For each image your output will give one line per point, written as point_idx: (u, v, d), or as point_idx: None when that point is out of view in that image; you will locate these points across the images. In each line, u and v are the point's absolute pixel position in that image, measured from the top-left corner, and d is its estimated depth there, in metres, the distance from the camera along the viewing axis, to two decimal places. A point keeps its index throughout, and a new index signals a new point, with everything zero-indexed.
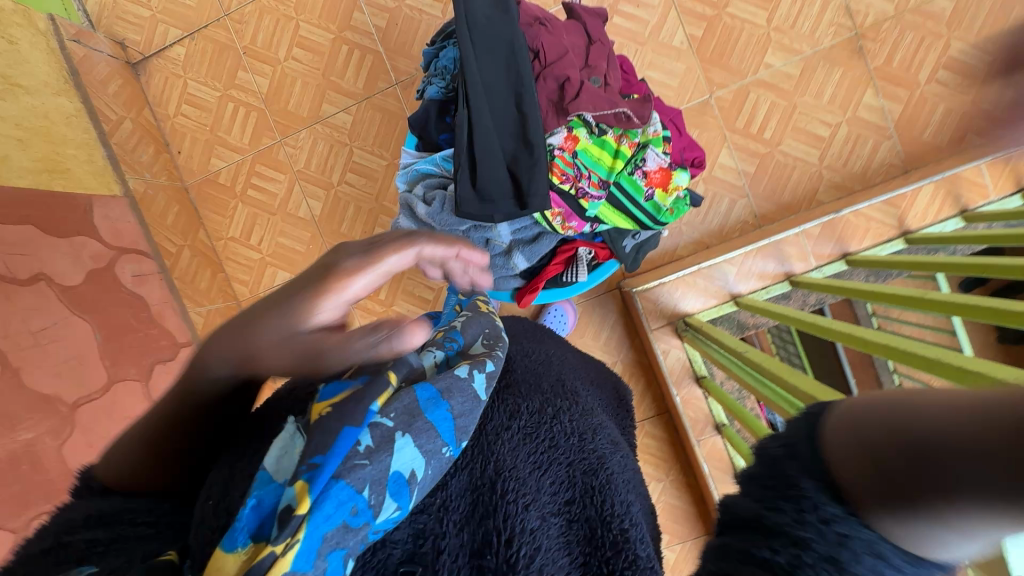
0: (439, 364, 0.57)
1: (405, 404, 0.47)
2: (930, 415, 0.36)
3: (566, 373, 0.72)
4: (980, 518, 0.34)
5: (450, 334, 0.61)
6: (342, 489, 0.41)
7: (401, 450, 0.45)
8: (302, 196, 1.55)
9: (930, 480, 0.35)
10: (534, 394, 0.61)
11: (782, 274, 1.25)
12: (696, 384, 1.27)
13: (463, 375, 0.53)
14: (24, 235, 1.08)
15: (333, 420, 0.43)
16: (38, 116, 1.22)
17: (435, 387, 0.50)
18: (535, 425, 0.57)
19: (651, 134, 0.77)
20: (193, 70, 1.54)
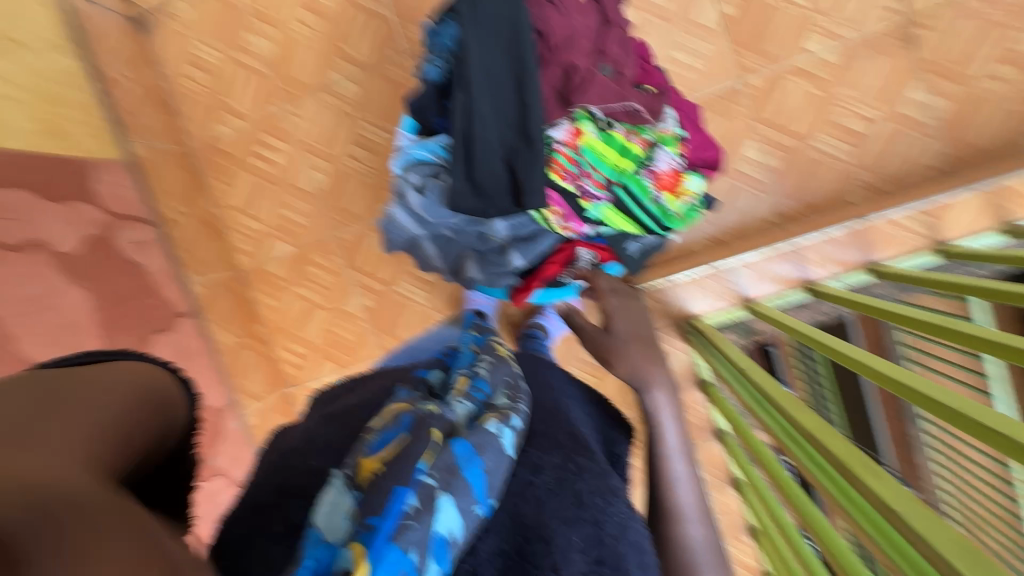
0: (469, 416, 0.60)
1: (445, 462, 0.51)
2: (650, 496, 0.74)
3: (576, 417, 0.70)
4: (677, 504, 0.71)
5: (476, 385, 0.64)
6: (394, 549, 0.44)
7: (443, 510, 0.48)
8: (306, 168, 1.50)
9: (662, 510, 0.71)
10: (554, 447, 0.60)
11: (799, 280, 1.18)
12: (698, 388, 1.23)
13: (493, 431, 0.56)
14: (18, 199, 1.08)
15: (385, 482, 0.48)
16: (35, 75, 1.20)
17: (469, 443, 0.53)
18: (559, 483, 0.55)
19: (663, 132, 0.71)
20: (197, 30, 1.48)
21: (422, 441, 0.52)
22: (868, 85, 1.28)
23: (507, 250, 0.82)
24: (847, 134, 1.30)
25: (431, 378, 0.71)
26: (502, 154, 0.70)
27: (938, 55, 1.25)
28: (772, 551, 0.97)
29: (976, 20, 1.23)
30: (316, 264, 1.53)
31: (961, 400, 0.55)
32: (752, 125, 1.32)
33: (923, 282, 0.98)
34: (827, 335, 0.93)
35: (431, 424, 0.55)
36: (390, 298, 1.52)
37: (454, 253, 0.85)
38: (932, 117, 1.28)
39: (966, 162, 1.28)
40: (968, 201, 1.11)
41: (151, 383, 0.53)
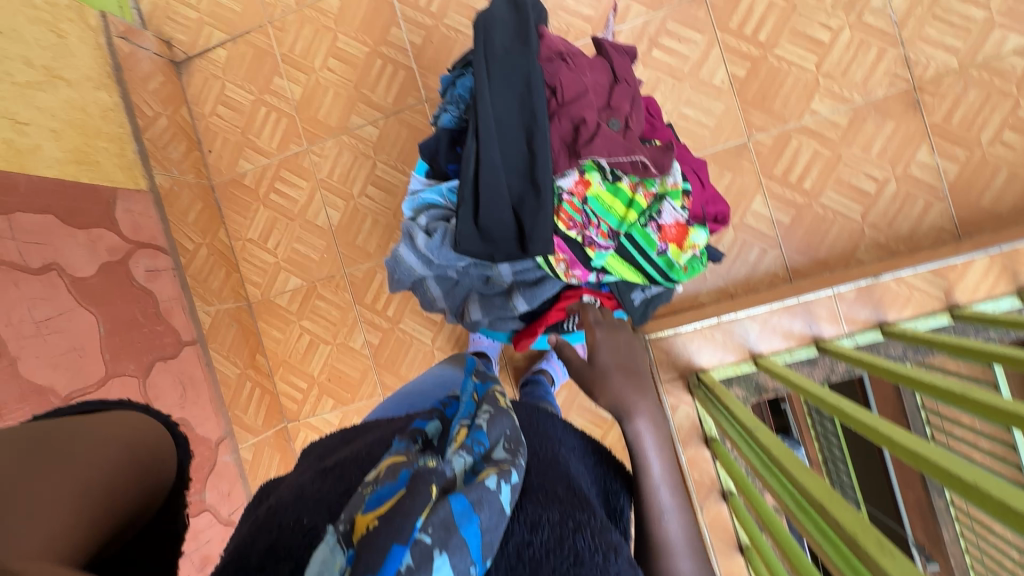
0: (467, 471, 0.56)
1: (442, 516, 0.47)
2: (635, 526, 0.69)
3: (578, 471, 0.66)
4: (665, 537, 0.66)
5: (475, 436, 0.59)
6: None
7: (438, 570, 0.45)
8: (322, 205, 1.54)
9: (650, 543, 0.66)
10: (554, 503, 0.56)
11: (809, 337, 1.16)
12: (705, 444, 1.18)
13: (492, 486, 0.52)
14: (41, 224, 1.12)
15: (381, 537, 0.44)
16: (74, 108, 1.27)
17: (467, 497, 0.49)
18: (558, 541, 0.52)
19: (669, 186, 0.70)
20: (232, 73, 1.57)
21: (422, 495, 0.47)
22: (877, 147, 1.30)
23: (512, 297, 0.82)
24: (857, 193, 1.31)
25: (429, 429, 0.66)
26: (509, 201, 0.72)
27: (946, 121, 1.27)
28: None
29: (983, 90, 1.26)
30: (324, 299, 1.55)
31: (978, 473, 0.54)
32: (761, 181, 1.34)
33: (937, 345, 0.95)
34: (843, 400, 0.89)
35: (429, 478, 0.50)
36: (395, 336, 1.52)
37: (458, 295, 0.85)
38: (942, 181, 1.28)
39: (978, 226, 1.27)
40: (982, 265, 1.10)
41: (139, 430, 0.46)
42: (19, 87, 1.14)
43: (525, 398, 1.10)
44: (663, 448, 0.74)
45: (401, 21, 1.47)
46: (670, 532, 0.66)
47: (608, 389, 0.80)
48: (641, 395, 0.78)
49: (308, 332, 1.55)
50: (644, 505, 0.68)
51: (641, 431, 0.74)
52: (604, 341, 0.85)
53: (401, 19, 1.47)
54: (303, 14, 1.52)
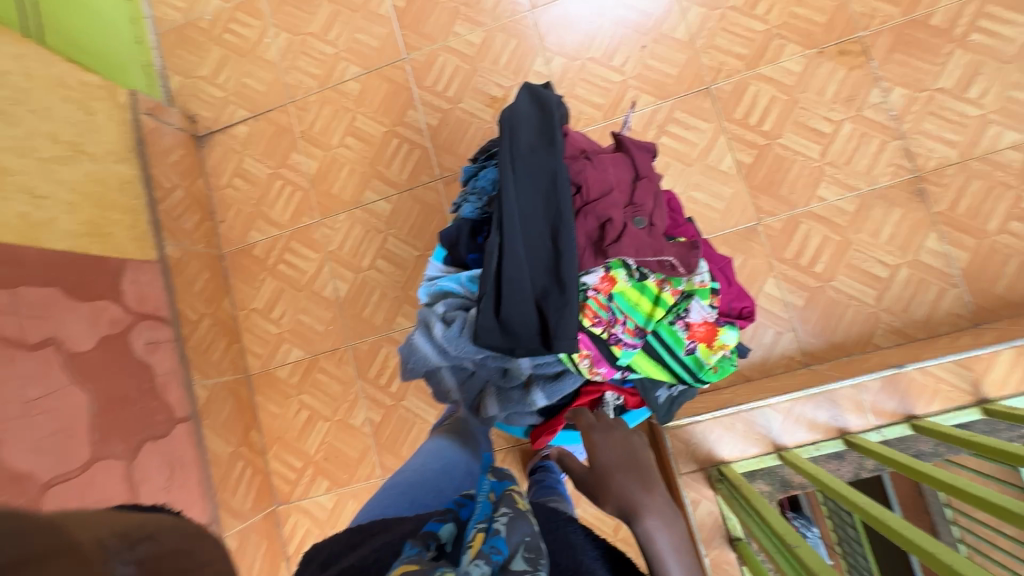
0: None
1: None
2: None
3: None
4: None
5: (493, 541, 0.57)
6: None
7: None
8: (330, 277, 1.53)
9: None
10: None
11: (835, 429, 1.10)
12: (729, 546, 1.09)
13: None
14: (45, 297, 1.10)
15: None
16: (94, 181, 1.28)
17: None
18: None
19: (697, 285, 0.70)
20: (251, 148, 1.61)
21: None
22: (885, 234, 1.31)
23: (533, 393, 0.78)
24: (869, 278, 1.31)
25: (444, 532, 0.62)
26: (533, 295, 0.70)
27: (952, 210, 1.29)
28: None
29: (985, 181, 1.29)
30: (325, 372, 1.50)
31: None
32: (772, 263, 1.34)
33: (963, 443, 0.91)
34: (864, 500, 0.86)
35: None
36: (397, 414, 1.46)
37: (474, 387, 0.81)
38: (953, 268, 1.28)
39: (994, 314, 1.26)
40: (1007, 358, 1.08)
41: None
42: (42, 162, 1.16)
43: (537, 489, 1.03)
44: (683, 553, 0.66)
45: (418, 104, 1.54)
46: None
47: (617, 491, 0.74)
48: (656, 496, 0.72)
49: (306, 407, 1.49)
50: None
51: (652, 532, 0.68)
52: (611, 442, 0.79)
53: (419, 102, 1.54)
54: (325, 95, 1.59)
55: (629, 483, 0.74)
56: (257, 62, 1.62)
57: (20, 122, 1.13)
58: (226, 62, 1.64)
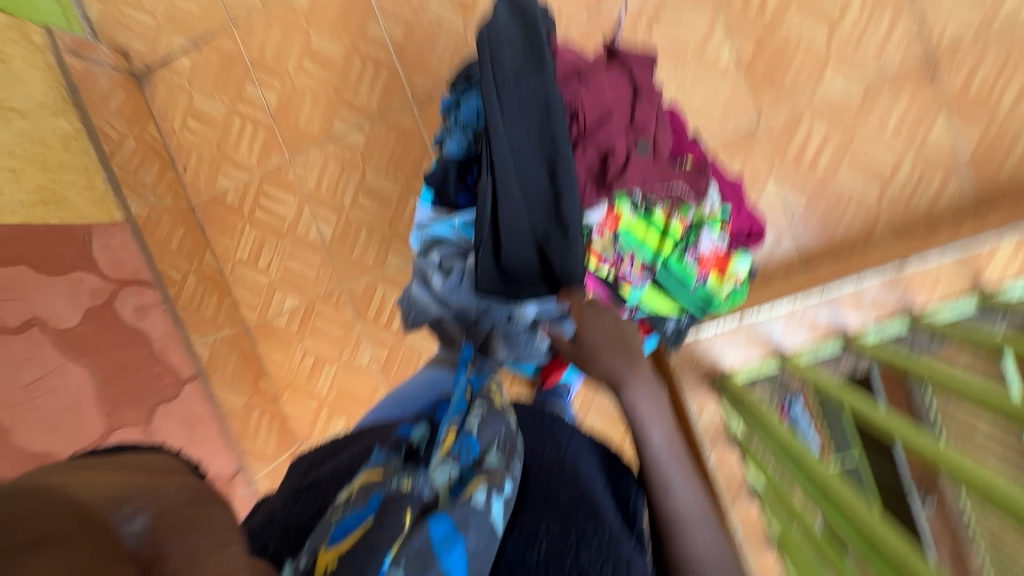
0: (454, 481, 0.56)
1: (418, 546, 0.47)
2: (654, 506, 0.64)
3: (586, 470, 0.64)
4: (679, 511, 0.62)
5: (463, 443, 0.59)
6: None
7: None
8: (312, 220, 1.45)
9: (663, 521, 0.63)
10: (548, 508, 0.58)
11: (834, 330, 1.12)
12: (732, 444, 1.16)
13: (480, 504, 0.52)
14: (14, 277, 1.03)
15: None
16: (33, 141, 1.16)
17: (451, 519, 0.50)
18: (557, 553, 0.54)
19: (707, 214, 0.67)
20: (199, 83, 1.45)
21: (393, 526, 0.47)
22: (892, 123, 1.24)
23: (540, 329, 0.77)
24: (873, 172, 1.26)
25: (415, 436, 0.66)
26: (532, 239, 0.66)
27: (964, 90, 1.21)
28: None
29: (1002, 54, 1.19)
30: (323, 317, 1.48)
31: (985, 472, 0.61)
32: (773, 165, 1.28)
33: (955, 334, 0.93)
34: (852, 395, 0.92)
35: (401, 503, 0.50)
36: (402, 351, 1.47)
37: (481, 334, 0.77)
38: (960, 154, 1.23)
39: (998, 199, 1.23)
40: (1010, 247, 1.08)
41: None
42: None
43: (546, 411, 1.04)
44: (665, 418, 0.67)
45: (378, 14, 1.36)
46: (677, 496, 0.63)
47: (604, 370, 0.67)
48: (641, 365, 0.68)
49: (310, 352, 1.49)
50: (647, 473, 0.65)
51: (636, 400, 0.66)
52: (595, 320, 0.67)
53: (378, 12, 1.36)
54: (270, 12, 1.39)
55: (616, 360, 0.67)
56: None
57: None
58: None
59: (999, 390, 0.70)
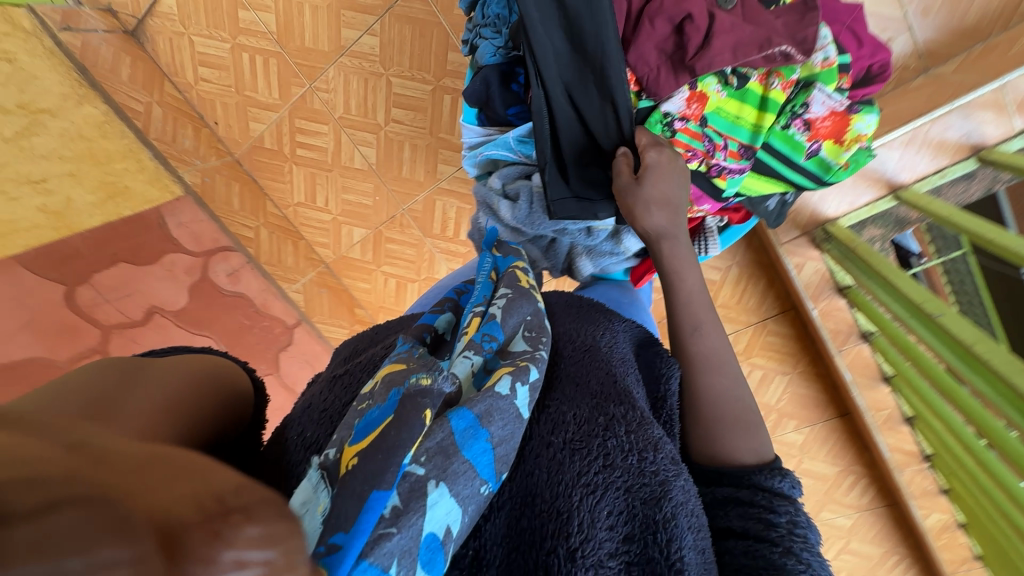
0: (480, 372, 0.46)
1: (439, 441, 0.39)
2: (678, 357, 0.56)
3: (619, 359, 0.54)
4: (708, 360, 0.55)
5: (486, 329, 0.48)
6: (368, 568, 0.33)
7: (436, 505, 0.36)
8: (352, 146, 1.39)
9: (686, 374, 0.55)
10: (581, 393, 0.47)
11: (968, 148, 0.94)
12: (838, 294, 1.10)
13: (503, 392, 0.42)
14: (119, 276, 1.12)
15: (358, 483, 0.34)
16: (76, 139, 1.17)
17: (473, 412, 0.40)
18: (584, 438, 0.43)
19: (819, 66, 0.54)
20: (193, 23, 1.33)
21: (415, 424, 0.36)
22: None
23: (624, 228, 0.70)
24: None
25: (438, 322, 0.53)
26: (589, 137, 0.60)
27: None
28: (967, 480, 0.91)
29: None
30: (393, 242, 1.49)
31: None
32: None
33: None
34: (976, 221, 0.80)
35: (422, 399, 0.38)
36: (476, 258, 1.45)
37: (561, 253, 0.73)
38: None
39: None
40: None
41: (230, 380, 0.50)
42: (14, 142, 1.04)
43: None
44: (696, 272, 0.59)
45: None
46: (704, 345, 0.56)
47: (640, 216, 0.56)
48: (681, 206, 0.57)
49: (391, 276, 1.53)
50: (676, 320, 0.57)
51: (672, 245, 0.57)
52: (666, 171, 0.56)
53: None
54: None
55: (657, 204, 0.56)
56: None
57: None
58: None
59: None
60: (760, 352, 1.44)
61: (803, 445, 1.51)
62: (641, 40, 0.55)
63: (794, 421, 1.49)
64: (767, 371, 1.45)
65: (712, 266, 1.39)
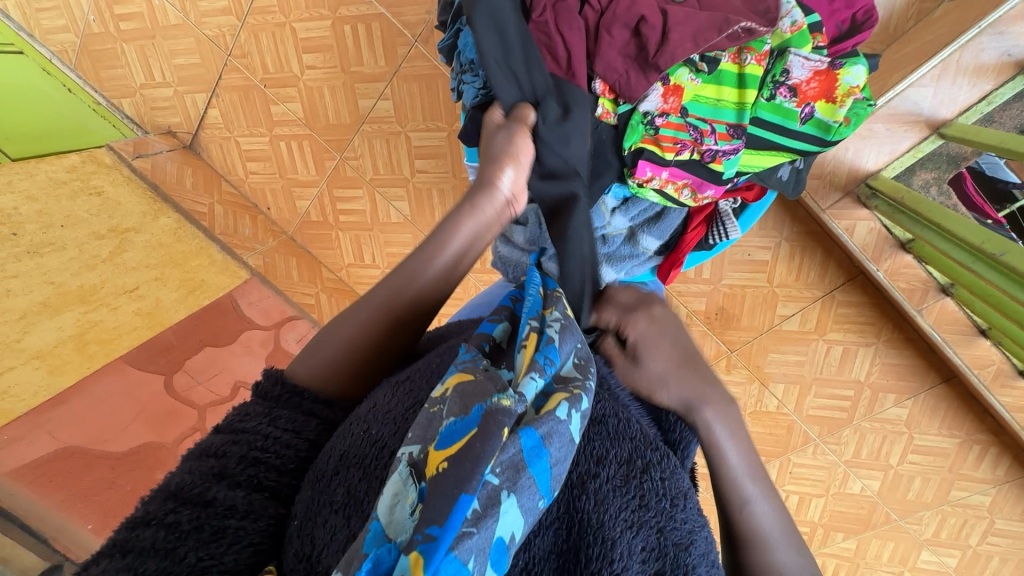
0: (540, 395, 0.42)
1: (510, 455, 0.37)
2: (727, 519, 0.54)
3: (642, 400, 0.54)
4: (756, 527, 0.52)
5: (546, 351, 0.44)
6: (452, 562, 0.32)
7: (507, 512, 0.35)
8: (387, 203, 1.48)
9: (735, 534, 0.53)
10: (623, 431, 0.47)
11: (1012, 65, 0.85)
12: (903, 250, 1.01)
13: (563, 416, 0.40)
14: (206, 359, 1.27)
15: (448, 485, 0.33)
16: (157, 248, 1.36)
17: (538, 431, 0.38)
18: (624, 479, 0.43)
19: (789, 32, 0.55)
20: (236, 126, 1.51)
21: (494, 437, 0.35)
22: None
23: (664, 211, 0.69)
24: None
25: (498, 331, 0.50)
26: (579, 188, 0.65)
27: None
28: None
29: None
30: None
31: None
32: None
33: None
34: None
35: (502, 417, 0.37)
36: None
37: None
38: None
39: None
40: None
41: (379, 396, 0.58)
42: (108, 260, 1.22)
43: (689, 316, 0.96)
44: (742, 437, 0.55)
45: None
46: (762, 516, 0.52)
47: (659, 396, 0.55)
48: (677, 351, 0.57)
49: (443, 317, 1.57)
50: (723, 498, 0.54)
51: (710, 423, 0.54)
52: (650, 336, 0.57)
53: None
54: (250, 24, 1.36)
55: (668, 377, 0.55)
56: (169, 34, 1.43)
57: (66, 243, 1.17)
58: (147, 53, 1.47)
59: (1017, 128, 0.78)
60: (837, 328, 1.34)
61: (910, 419, 1.37)
62: (604, 50, 0.57)
63: (894, 395, 1.36)
64: (847, 345, 1.34)
65: (761, 246, 1.32)
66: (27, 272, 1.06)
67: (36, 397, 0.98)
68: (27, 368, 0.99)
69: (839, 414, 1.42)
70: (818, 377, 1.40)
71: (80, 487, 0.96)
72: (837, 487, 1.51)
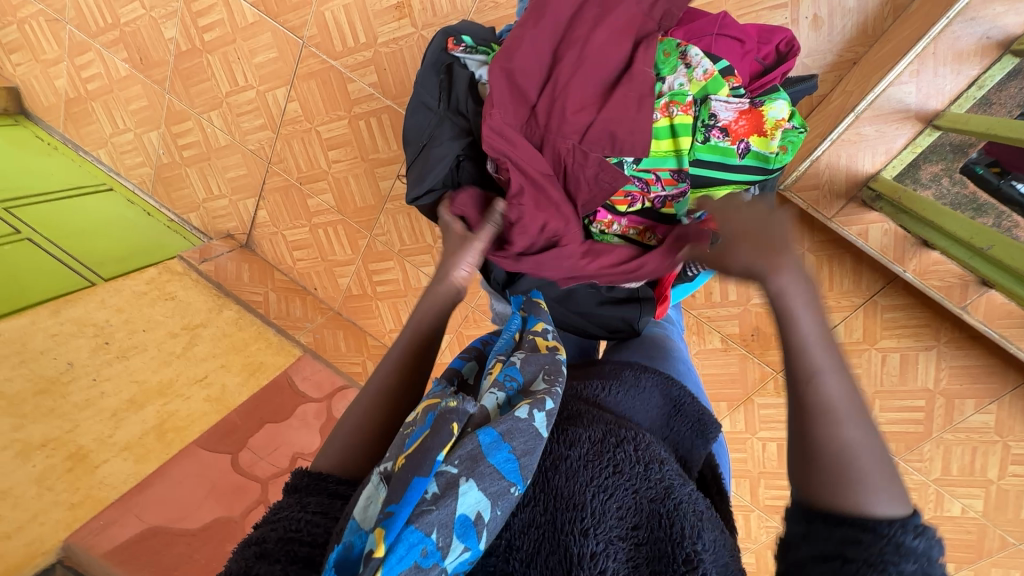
0: (502, 404, 0.49)
1: (468, 450, 0.42)
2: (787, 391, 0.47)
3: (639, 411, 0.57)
4: (820, 394, 0.45)
5: (507, 371, 0.52)
6: (412, 532, 0.38)
7: (466, 493, 0.40)
8: (416, 270, 1.58)
9: (795, 404, 0.46)
10: (595, 421, 0.50)
11: (994, 47, 0.84)
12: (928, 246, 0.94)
13: (523, 414, 0.45)
14: (266, 435, 1.39)
15: (401, 472, 0.40)
16: (222, 338, 1.53)
17: (495, 428, 0.44)
18: (596, 451, 0.45)
19: (702, 79, 0.61)
20: (282, 222, 1.70)
21: (441, 432, 0.41)
22: None
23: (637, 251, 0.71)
24: None
25: (466, 368, 0.60)
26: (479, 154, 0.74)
27: None
28: None
29: None
30: (474, 337, 1.59)
31: None
32: None
33: None
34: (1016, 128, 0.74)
35: (451, 416, 0.43)
36: None
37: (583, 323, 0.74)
38: None
39: None
40: None
41: None
42: (180, 355, 1.40)
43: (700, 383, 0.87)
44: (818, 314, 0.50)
45: (349, 72, 1.42)
46: (832, 389, 0.45)
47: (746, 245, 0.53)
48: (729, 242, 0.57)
49: None
50: (789, 364, 0.48)
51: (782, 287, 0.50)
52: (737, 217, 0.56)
53: (348, 71, 1.42)
54: (283, 134, 1.56)
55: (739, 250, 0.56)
56: (221, 154, 1.67)
57: (147, 344, 1.37)
58: (205, 172, 1.72)
59: (1003, 120, 0.77)
60: (889, 334, 1.25)
61: (999, 425, 1.22)
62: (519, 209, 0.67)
63: (973, 400, 1.23)
64: (903, 351, 1.25)
65: None
66: (117, 375, 1.26)
67: (125, 484, 1.13)
68: (117, 460, 1.15)
69: (915, 429, 1.30)
70: (879, 390, 1.30)
71: (162, 564, 1.08)
72: (932, 511, 1.35)
